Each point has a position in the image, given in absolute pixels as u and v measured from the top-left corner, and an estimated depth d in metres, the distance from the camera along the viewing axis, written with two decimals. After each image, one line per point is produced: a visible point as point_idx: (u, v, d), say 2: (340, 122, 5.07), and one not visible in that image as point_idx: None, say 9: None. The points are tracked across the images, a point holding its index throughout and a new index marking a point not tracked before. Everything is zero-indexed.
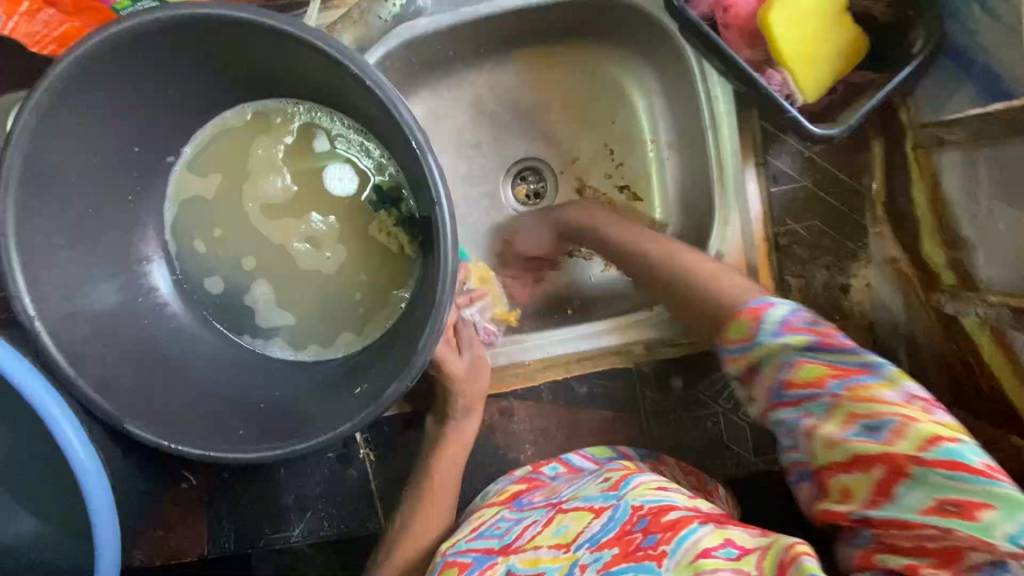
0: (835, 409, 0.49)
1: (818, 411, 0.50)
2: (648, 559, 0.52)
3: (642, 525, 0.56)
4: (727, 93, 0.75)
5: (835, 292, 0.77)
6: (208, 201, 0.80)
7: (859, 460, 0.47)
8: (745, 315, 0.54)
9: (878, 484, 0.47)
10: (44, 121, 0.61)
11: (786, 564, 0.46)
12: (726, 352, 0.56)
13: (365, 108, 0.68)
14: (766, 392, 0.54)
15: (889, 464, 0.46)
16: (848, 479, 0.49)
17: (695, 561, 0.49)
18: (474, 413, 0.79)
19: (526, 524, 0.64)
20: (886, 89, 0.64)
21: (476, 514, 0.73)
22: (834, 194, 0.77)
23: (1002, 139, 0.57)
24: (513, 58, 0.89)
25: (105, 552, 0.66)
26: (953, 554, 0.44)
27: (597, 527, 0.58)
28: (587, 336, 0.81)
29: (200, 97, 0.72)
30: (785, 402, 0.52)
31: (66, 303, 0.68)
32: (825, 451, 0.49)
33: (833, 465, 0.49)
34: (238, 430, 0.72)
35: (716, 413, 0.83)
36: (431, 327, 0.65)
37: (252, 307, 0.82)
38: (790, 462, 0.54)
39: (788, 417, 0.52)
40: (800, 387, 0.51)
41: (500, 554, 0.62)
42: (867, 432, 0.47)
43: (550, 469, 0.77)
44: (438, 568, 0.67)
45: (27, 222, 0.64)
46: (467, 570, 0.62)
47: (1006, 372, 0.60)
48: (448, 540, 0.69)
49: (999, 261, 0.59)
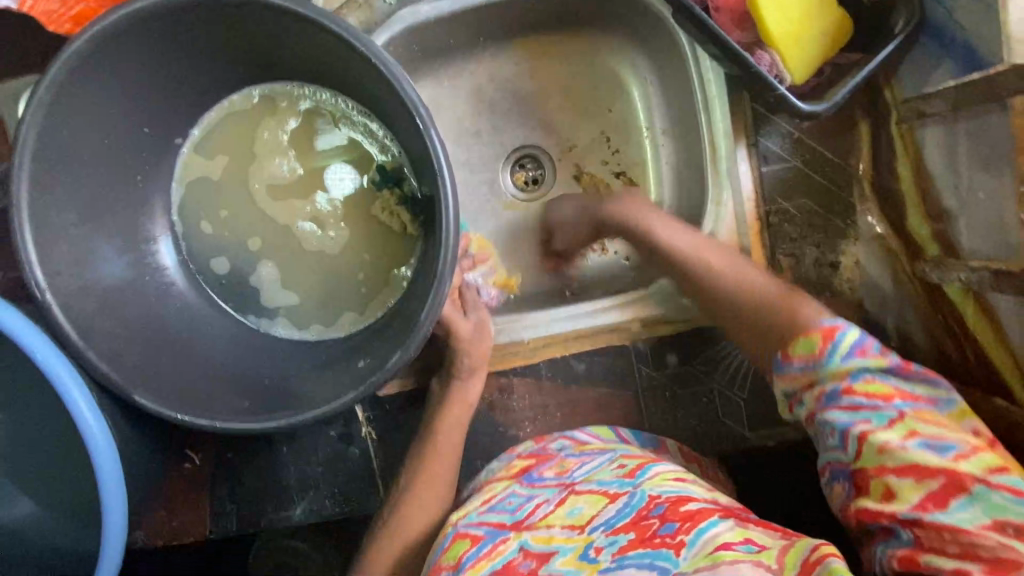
0: (896, 422, 0.53)
1: (877, 420, 0.54)
2: (665, 547, 0.55)
3: (658, 512, 0.58)
4: (719, 77, 0.78)
5: (826, 269, 0.81)
6: (215, 183, 0.82)
7: (917, 469, 0.51)
8: (817, 333, 0.59)
9: (932, 494, 0.50)
10: (59, 97, 0.63)
11: (811, 563, 0.49)
12: (789, 364, 0.60)
13: (370, 89, 0.70)
14: (819, 398, 0.57)
15: (949, 477, 0.50)
16: (899, 483, 0.52)
17: (713, 552, 0.52)
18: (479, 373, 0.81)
19: (539, 502, 0.65)
20: (868, 66, 0.67)
21: (484, 488, 0.73)
22: (822, 172, 0.80)
23: (979, 110, 0.59)
24: (511, 47, 0.91)
25: (111, 517, 0.68)
26: (1009, 567, 0.45)
27: (612, 512, 0.61)
28: (583, 316, 0.83)
29: (209, 79, 0.74)
30: (839, 407, 0.56)
31: (77, 277, 0.69)
32: (877, 455, 0.53)
33: (882, 468, 0.53)
34: (243, 403, 0.73)
35: (711, 389, 0.85)
36: (433, 298, 0.67)
37: (258, 287, 0.84)
38: (828, 462, 0.58)
39: (840, 421, 0.56)
40: (861, 397, 0.55)
41: (512, 529, 0.62)
42: (928, 447, 0.51)
43: (557, 445, 0.77)
44: (448, 539, 0.66)
45: (40, 196, 0.65)
46: (479, 543, 0.62)
47: (987, 334, 0.62)
48: (459, 511, 0.69)
49: (979, 232, 0.62)
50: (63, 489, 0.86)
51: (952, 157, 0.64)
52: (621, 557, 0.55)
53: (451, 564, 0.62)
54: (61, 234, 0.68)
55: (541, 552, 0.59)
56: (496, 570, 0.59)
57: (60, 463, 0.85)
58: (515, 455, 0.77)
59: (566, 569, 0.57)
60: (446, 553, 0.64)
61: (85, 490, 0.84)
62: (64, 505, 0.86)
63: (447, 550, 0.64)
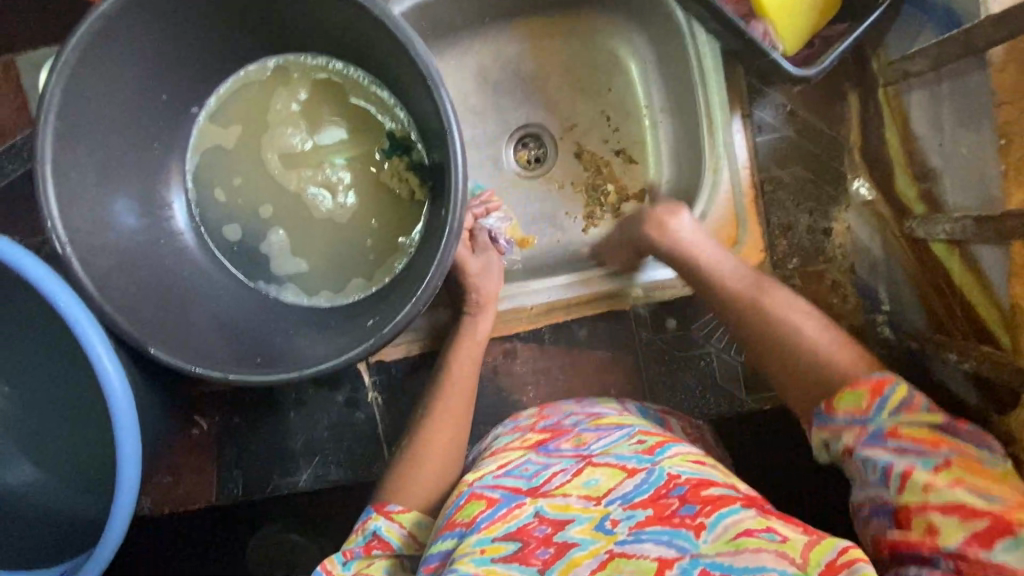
0: (942, 468, 0.51)
1: (923, 465, 0.52)
2: (683, 528, 0.51)
3: (679, 493, 0.54)
4: (715, 50, 0.83)
5: (819, 235, 0.85)
6: (229, 151, 0.85)
7: (961, 509, 0.49)
8: (866, 386, 0.57)
9: (976, 533, 0.48)
10: (84, 58, 0.66)
11: (837, 566, 0.46)
12: (828, 415, 0.58)
13: (381, 57, 0.74)
14: (858, 437, 0.55)
15: (995, 521, 0.47)
16: (940, 521, 0.49)
17: (735, 539, 0.49)
18: (488, 311, 0.84)
19: (555, 471, 0.60)
20: (853, 35, 0.72)
21: (494, 455, 0.67)
22: (814, 141, 0.85)
23: (962, 65, 0.65)
24: (515, 27, 0.94)
25: (127, 469, 0.68)
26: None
27: (631, 487, 0.56)
28: (559, 287, 0.89)
29: (226, 49, 0.78)
30: (883, 448, 0.54)
31: (96, 235, 0.71)
32: (922, 493, 0.51)
33: (926, 506, 0.50)
34: (255, 357, 0.75)
35: (709, 352, 0.89)
36: (445, 247, 0.69)
37: (268, 254, 0.86)
38: (865, 497, 0.55)
39: (883, 460, 0.54)
40: (906, 441, 0.54)
41: (528, 495, 0.57)
42: (974, 494, 0.49)
43: (570, 420, 0.71)
44: (461, 498, 0.59)
45: (64, 154, 0.68)
46: (495, 504, 0.57)
47: (972, 286, 0.67)
48: (475, 473, 0.63)
49: (962, 187, 0.68)
50: (63, 456, 0.85)
51: (935, 120, 0.71)
52: (638, 531, 0.52)
53: (464, 526, 0.56)
54: (81, 192, 0.70)
55: (557, 519, 0.55)
56: (510, 533, 0.54)
57: (62, 428, 0.86)
58: (525, 429, 0.72)
59: (581, 539, 0.53)
60: (459, 511, 0.58)
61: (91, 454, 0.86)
62: (60, 473, 0.85)
63: (461, 508, 0.58)
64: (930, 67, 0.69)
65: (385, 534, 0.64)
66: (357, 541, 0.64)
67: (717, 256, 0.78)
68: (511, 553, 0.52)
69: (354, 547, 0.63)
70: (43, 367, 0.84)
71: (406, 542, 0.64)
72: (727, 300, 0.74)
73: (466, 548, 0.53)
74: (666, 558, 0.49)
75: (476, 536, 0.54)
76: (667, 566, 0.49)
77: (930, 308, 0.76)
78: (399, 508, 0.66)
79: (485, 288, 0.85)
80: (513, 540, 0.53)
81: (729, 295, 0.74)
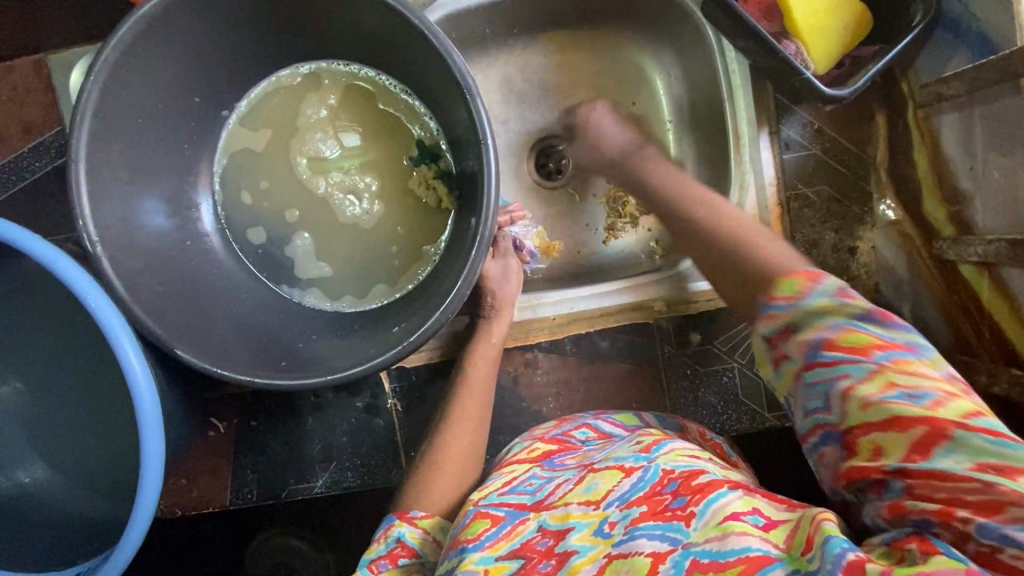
0: (874, 373, 0.47)
1: (856, 372, 0.48)
2: (676, 520, 0.48)
3: (671, 488, 0.51)
4: (743, 69, 0.84)
5: (845, 253, 0.88)
6: (256, 153, 0.85)
7: (898, 420, 0.45)
8: (804, 275, 0.53)
9: (915, 443, 0.44)
10: (124, 58, 0.66)
11: (812, 537, 0.43)
12: (768, 305, 0.54)
13: (418, 66, 0.75)
14: (803, 350, 0.51)
15: (931, 425, 0.44)
16: (881, 439, 0.45)
17: (722, 522, 0.45)
18: (504, 314, 0.84)
19: (559, 482, 0.58)
20: (887, 56, 0.74)
21: (501, 468, 0.66)
22: (841, 161, 0.88)
23: (996, 92, 0.66)
24: (542, 39, 0.95)
25: (150, 470, 0.67)
26: (993, 509, 0.40)
27: (627, 486, 0.52)
28: (589, 297, 0.87)
29: (261, 55, 0.79)
30: (820, 363, 0.49)
31: (125, 234, 0.71)
32: (859, 411, 0.46)
33: (867, 425, 0.46)
34: (280, 360, 0.74)
35: (731, 367, 0.91)
36: (478, 244, 0.68)
37: (291, 258, 0.86)
38: (813, 425, 0.50)
39: (822, 379, 0.49)
40: (842, 349, 0.49)
41: (532, 510, 0.56)
42: (906, 397, 0.45)
43: (580, 435, 0.70)
44: (467, 517, 0.58)
45: (96, 153, 0.68)
46: (499, 523, 0.55)
47: (1003, 311, 0.70)
48: (480, 490, 0.62)
49: (994, 212, 0.70)
50: (76, 454, 0.84)
51: (968, 142, 0.73)
52: (632, 528, 0.49)
53: (466, 543, 0.54)
54: (112, 191, 0.70)
55: (559, 530, 0.52)
56: (514, 551, 0.52)
57: (73, 426, 0.84)
58: (535, 438, 0.70)
59: (581, 546, 0.50)
60: (464, 530, 0.56)
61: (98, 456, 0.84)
62: (74, 471, 0.84)
63: (467, 526, 0.57)
64: (964, 91, 0.71)
65: (408, 539, 0.63)
66: (380, 550, 0.63)
67: (749, 236, 0.65)
68: (515, 571, 0.51)
69: (378, 559, 0.62)
70: (52, 368, 0.83)
71: (431, 546, 0.63)
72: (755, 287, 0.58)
73: (467, 567, 0.52)
74: (659, 552, 0.46)
75: (479, 554, 0.53)
76: (660, 561, 0.46)
77: (952, 322, 0.78)
78: (422, 513, 0.66)
79: (503, 291, 0.85)
80: (517, 557, 0.52)
81: (738, 259, 0.62)
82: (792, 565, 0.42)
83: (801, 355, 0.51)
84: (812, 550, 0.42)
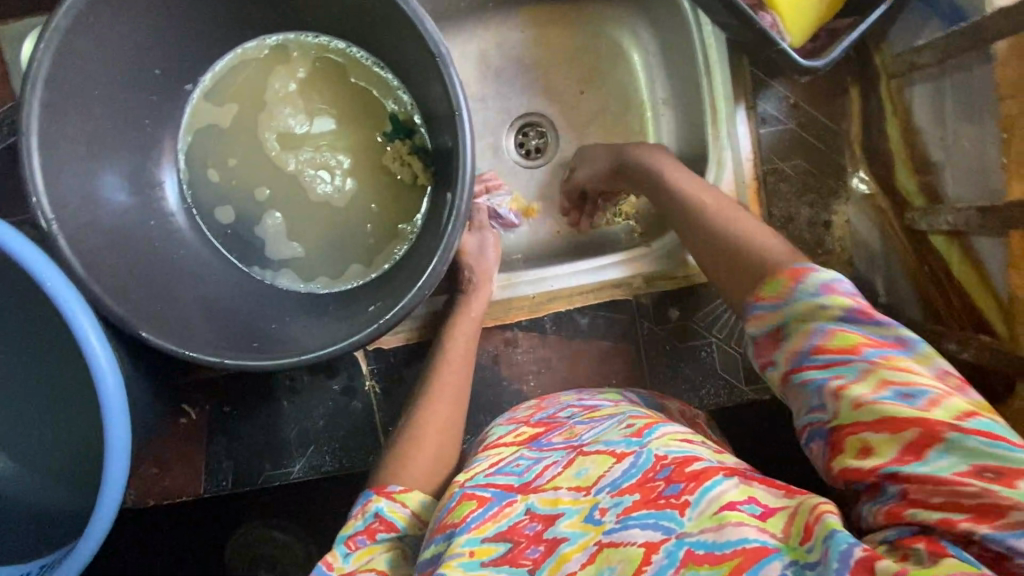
0: (869, 372, 0.45)
1: (848, 373, 0.46)
2: (670, 509, 0.47)
3: (665, 474, 0.50)
4: (720, 42, 0.84)
5: (819, 228, 0.88)
6: (223, 130, 0.82)
7: (891, 421, 0.43)
8: (787, 272, 0.53)
9: (908, 443, 0.42)
10: (76, 24, 0.63)
11: (811, 526, 0.43)
12: (754, 307, 0.54)
13: (389, 37, 0.72)
14: (792, 355, 0.50)
15: (924, 427, 0.42)
16: (872, 437, 0.44)
17: (718, 513, 0.45)
18: (483, 289, 0.83)
19: (548, 464, 0.57)
20: (859, 28, 0.74)
21: (486, 450, 0.64)
22: (816, 136, 0.88)
23: (969, 61, 0.68)
24: (517, 13, 0.93)
25: (116, 456, 0.65)
26: (993, 514, 0.38)
27: (619, 472, 0.52)
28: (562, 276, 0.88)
29: (226, 24, 0.76)
30: (811, 365, 0.48)
31: (83, 211, 0.68)
32: (852, 410, 0.45)
33: (858, 424, 0.44)
34: (251, 342, 0.71)
35: (710, 342, 0.91)
36: (454, 216, 0.66)
37: (262, 238, 0.83)
38: (802, 423, 0.49)
39: (812, 379, 0.48)
40: (831, 352, 0.47)
41: (519, 492, 0.54)
42: (902, 397, 0.43)
43: (565, 414, 0.68)
44: (452, 500, 0.57)
45: (50, 125, 0.64)
46: (486, 504, 0.54)
47: (974, 278, 0.72)
48: (465, 473, 0.60)
49: (966, 181, 0.72)
50: (41, 444, 0.81)
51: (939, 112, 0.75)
52: (625, 517, 0.48)
53: (453, 527, 0.54)
54: (70, 166, 0.67)
55: (547, 515, 0.52)
56: (501, 533, 0.52)
57: (33, 415, 0.81)
58: (520, 421, 0.68)
59: (571, 534, 0.50)
60: (449, 513, 0.55)
61: (59, 445, 0.81)
62: (35, 462, 0.81)
63: (451, 509, 0.56)
64: (936, 60, 0.72)
65: (387, 514, 0.62)
66: (358, 525, 0.61)
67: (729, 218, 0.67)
68: (502, 555, 0.51)
69: (355, 534, 0.61)
70: (8, 354, 0.79)
71: (410, 522, 0.62)
72: (737, 262, 0.60)
73: (454, 550, 0.51)
74: (652, 542, 0.46)
75: (466, 536, 0.52)
76: (653, 551, 0.46)
77: (923, 292, 0.80)
78: (401, 488, 0.64)
79: (482, 265, 0.84)
80: (503, 540, 0.51)
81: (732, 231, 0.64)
82: (791, 556, 0.42)
83: (791, 359, 0.50)
84: (811, 541, 0.42)
